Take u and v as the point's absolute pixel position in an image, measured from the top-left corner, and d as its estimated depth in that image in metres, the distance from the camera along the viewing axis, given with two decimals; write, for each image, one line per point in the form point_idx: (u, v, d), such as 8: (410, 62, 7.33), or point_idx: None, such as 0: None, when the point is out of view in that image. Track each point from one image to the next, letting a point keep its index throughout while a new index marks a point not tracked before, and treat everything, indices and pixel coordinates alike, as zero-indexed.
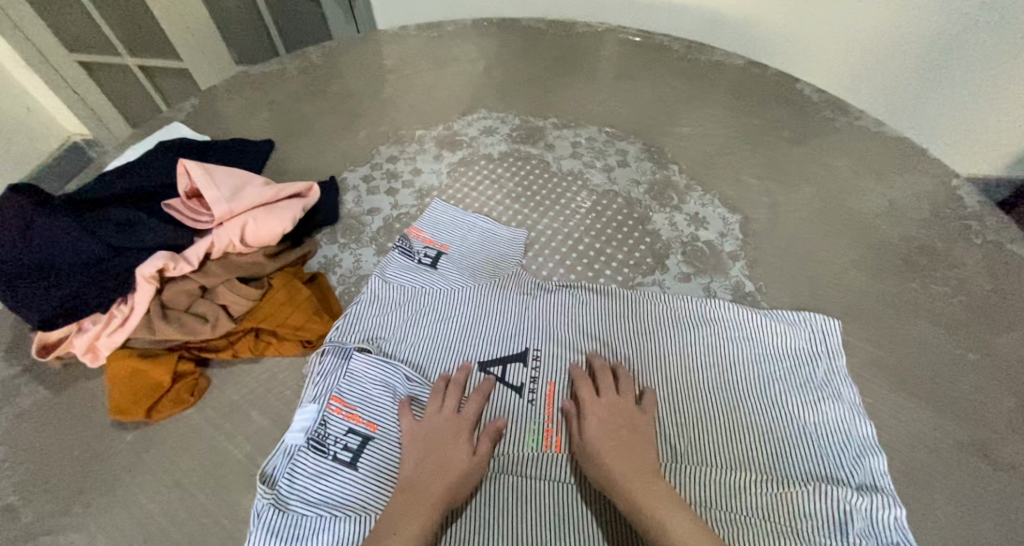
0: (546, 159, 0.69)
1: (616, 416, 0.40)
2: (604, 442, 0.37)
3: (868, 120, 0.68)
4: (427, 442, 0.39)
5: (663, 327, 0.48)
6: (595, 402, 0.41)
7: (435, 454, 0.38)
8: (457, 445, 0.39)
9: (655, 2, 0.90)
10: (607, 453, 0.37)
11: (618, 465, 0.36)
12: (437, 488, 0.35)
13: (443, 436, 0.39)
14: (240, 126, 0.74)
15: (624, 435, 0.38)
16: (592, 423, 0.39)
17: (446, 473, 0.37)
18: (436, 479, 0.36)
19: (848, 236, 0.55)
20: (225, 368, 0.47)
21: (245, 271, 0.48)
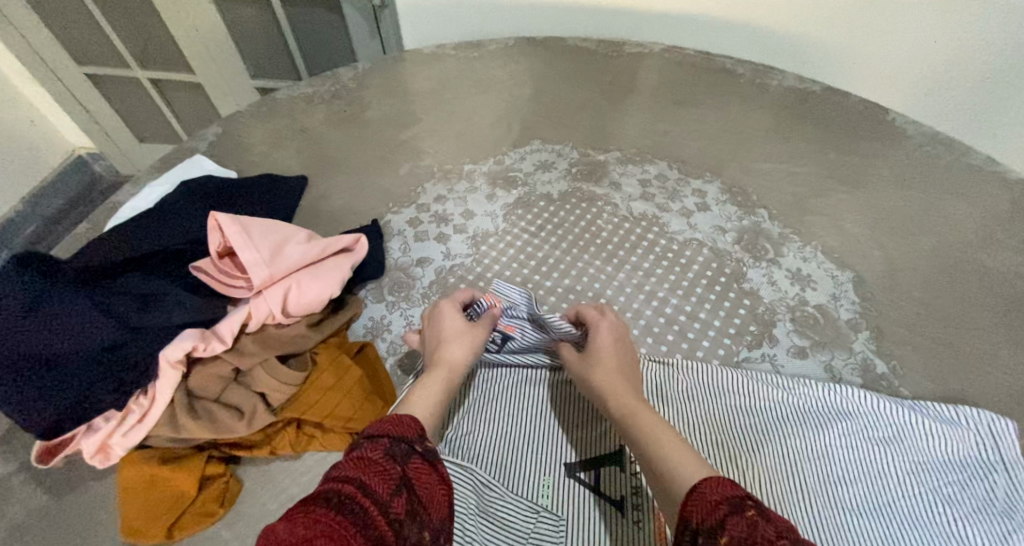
0: (613, 199, 0.61)
1: (622, 344, 0.40)
2: (611, 359, 0.39)
3: (981, 158, 0.60)
4: (435, 325, 0.41)
5: (787, 423, 0.40)
6: (605, 328, 0.41)
7: (446, 332, 0.40)
8: (454, 320, 0.41)
9: (713, 21, 0.83)
10: (612, 371, 0.37)
11: (614, 381, 0.37)
12: (455, 358, 0.38)
13: (450, 317, 0.41)
14: (268, 159, 0.66)
15: (626, 362, 0.39)
16: (602, 342, 0.39)
17: (462, 348, 0.39)
18: (455, 348, 0.39)
19: (989, 302, 0.47)
20: (261, 465, 0.39)
21: (286, 348, 0.41)
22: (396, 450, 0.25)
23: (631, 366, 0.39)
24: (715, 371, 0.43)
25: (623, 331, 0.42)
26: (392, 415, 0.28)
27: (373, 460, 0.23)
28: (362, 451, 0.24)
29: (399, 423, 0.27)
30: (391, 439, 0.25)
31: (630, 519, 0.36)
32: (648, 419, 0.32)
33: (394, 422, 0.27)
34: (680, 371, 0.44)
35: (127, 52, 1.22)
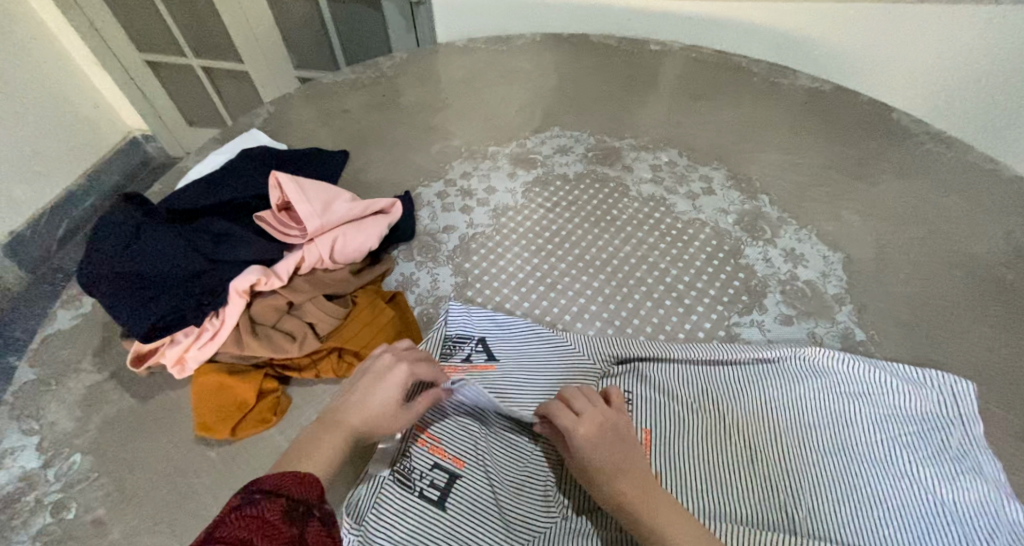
0: (624, 182, 0.66)
1: (614, 432, 0.34)
2: (599, 455, 0.32)
3: (979, 156, 0.63)
4: (365, 384, 0.36)
5: (766, 379, 0.44)
6: (585, 417, 0.34)
7: (368, 396, 0.36)
8: (385, 391, 0.36)
9: (728, 22, 0.87)
10: (609, 470, 0.32)
11: (614, 483, 0.31)
12: (353, 422, 0.35)
13: (380, 381, 0.36)
14: (314, 135, 0.74)
15: (621, 452, 0.33)
16: (584, 435, 0.33)
17: (367, 420, 0.35)
18: (356, 415, 0.35)
19: (969, 284, 0.50)
20: (305, 387, 0.46)
21: (331, 289, 0.48)
22: (292, 511, 0.25)
23: (632, 458, 0.33)
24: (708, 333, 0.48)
25: (611, 418, 0.35)
26: (292, 475, 0.28)
27: (267, 521, 0.23)
28: (257, 509, 0.24)
29: (301, 484, 0.27)
30: (289, 500, 0.25)
31: None
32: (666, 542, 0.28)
33: (293, 483, 0.27)
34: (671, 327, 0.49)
35: (185, 42, 1.33)
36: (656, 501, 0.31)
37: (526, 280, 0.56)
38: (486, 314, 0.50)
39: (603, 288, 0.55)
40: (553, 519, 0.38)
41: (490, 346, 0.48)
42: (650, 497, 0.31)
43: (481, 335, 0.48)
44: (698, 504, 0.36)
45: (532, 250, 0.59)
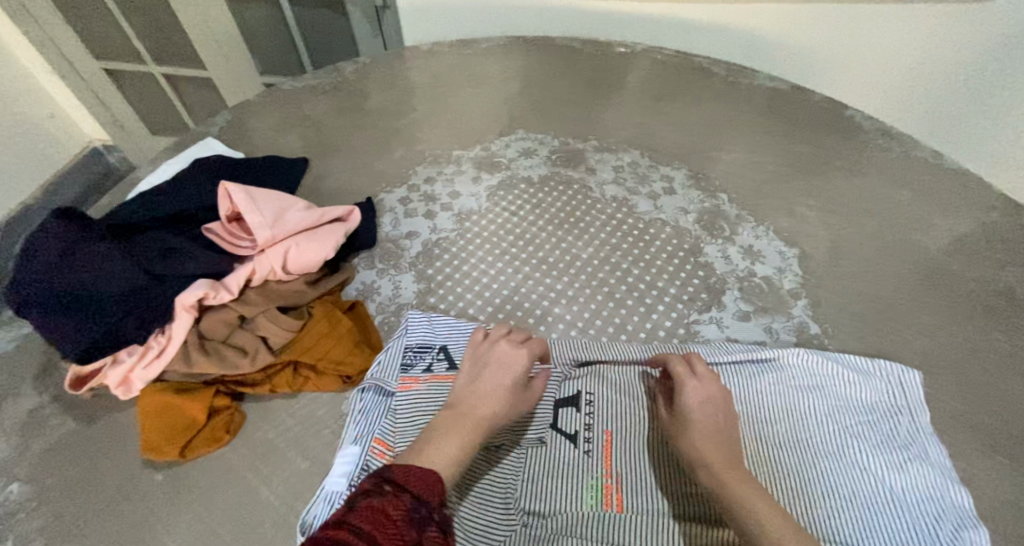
0: (588, 184, 0.67)
1: (714, 401, 0.37)
2: (697, 416, 0.36)
3: (927, 152, 0.65)
4: (478, 369, 0.39)
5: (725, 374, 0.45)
6: (695, 383, 0.38)
7: (486, 381, 0.37)
8: (497, 376, 0.38)
9: (690, 23, 0.89)
10: (699, 434, 0.34)
11: (700, 441, 0.34)
12: (486, 411, 0.35)
13: (503, 366, 0.39)
14: (274, 142, 0.72)
15: (716, 420, 0.36)
16: (690, 397, 0.37)
17: (499, 406, 0.35)
18: (490, 403, 0.35)
19: (916, 276, 0.52)
20: (261, 403, 0.45)
21: (285, 300, 0.46)
22: (415, 511, 0.22)
23: (723, 426, 0.35)
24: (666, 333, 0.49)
25: (718, 388, 0.38)
26: (422, 472, 0.25)
27: (394, 518, 0.20)
28: (380, 503, 0.21)
29: (429, 487, 0.24)
30: (414, 499, 0.22)
31: (581, 448, 0.42)
32: (738, 494, 0.29)
33: (421, 482, 0.24)
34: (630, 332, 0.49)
35: (144, 48, 1.29)
36: (739, 466, 0.32)
37: (491, 283, 0.55)
38: (449, 323, 0.49)
39: (567, 289, 0.55)
40: (513, 527, 0.37)
41: (452, 355, 0.46)
42: (736, 464, 0.32)
43: (443, 344, 0.47)
44: (649, 504, 0.38)
45: (496, 254, 0.58)
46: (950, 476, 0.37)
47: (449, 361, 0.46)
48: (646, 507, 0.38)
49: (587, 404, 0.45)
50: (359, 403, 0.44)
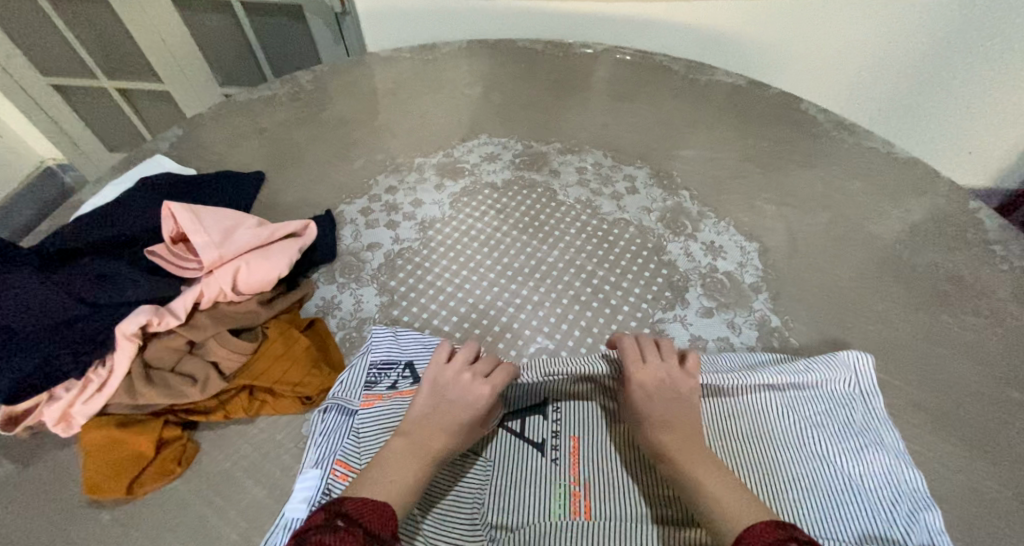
0: (552, 187, 0.67)
1: (659, 388, 0.38)
2: (648, 408, 0.37)
3: (878, 142, 0.67)
4: (439, 395, 0.38)
5: None
6: (642, 376, 0.38)
7: (443, 410, 0.37)
8: (462, 404, 0.38)
9: (649, 21, 0.89)
10: (655, 426, 0.36)
11: (660, 433, 0.35)
12: (438, 443, 0.35)
13: (462, 399, 0.38)
14: (228, 157, 0.70)
15: (669, 404, 0.37)
16: (636, 391, 0.38)
17: (451, 438, 0.36)
18: (442, 436, 0.35)
19: (871, 264, 0.53)
20: (215, 431, 0.43)
21: (237, 322, 0.45)
22: None
23: (673, 409, 0.36)
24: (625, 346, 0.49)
25: (664, 372, 0.39)
26: (375, 507, 0.28)
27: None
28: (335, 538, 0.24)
29: (379, 519, 0.28)
30: (366, 534, 0.26)
31: (548, 456, 0.42)
32: (695, 478, 0.31)
33: (370, 514, 0.28)
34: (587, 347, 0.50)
35: (94, 63, 1.23)
36: (699, 447, 0.33)
37: (454, 292, 0.54)
38: (414, 337, 0.48)
39: (532, 294, 0.54)
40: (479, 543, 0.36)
41: (418, 370, 0.46)
42: (693, 445, 0.34)
43: (409, 360, 0.46)
44: (615, 508, 0.38)
45: (460, 261, 0.57)
46: (905, 456, 0.37)
47: (415, 377, 0.45)
48: (611, 511, 0.38)
49: (554, 412, 0.45)
50: (320, 424, 0.43)
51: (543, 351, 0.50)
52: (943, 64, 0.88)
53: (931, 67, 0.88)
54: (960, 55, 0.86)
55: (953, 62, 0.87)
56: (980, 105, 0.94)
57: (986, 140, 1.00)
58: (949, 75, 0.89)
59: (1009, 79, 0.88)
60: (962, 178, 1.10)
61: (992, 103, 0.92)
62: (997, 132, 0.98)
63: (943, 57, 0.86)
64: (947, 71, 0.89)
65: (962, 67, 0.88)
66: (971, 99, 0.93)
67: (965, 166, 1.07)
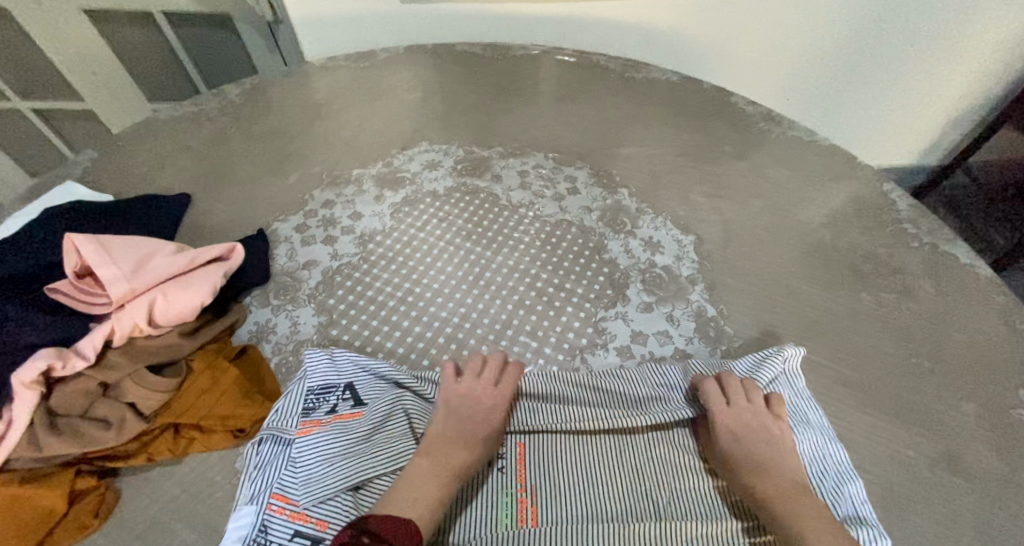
0: (494, 191, 0.66)
1: (753, 429, 0.38)
2: (738, 448, 0.37)
3: (801, 130, 0.71)
4: (452, 412, 0.41)
5: (620, 375, 0.46)
6: (735, 417, 0.39)
7: (462, 427, 0.40)
8: (480, 420, 0.40)
9: (586, 21, 0.91)
10: (748, 467, 0.36)
11: (756, 480, 0.35)
12: (458, 458, 0.37)
13: (479, 413, 0.41)
14: (150, 179, 0.66)
15: (760, 446, 0.37)
16: (729, 430, 0.38)
17: (470, 450, 0.38)
18: (463, 453, 0.38)
19: (797, 249, 0.56)
20: (139, 476, 0.40)
21: (156, 358, 0.42)
22: None
23: (767, 452, 0.36)
24: (567, 351, 0.49)
25: (754, 413, 0.39)
26: (400, 522, 0.30)
27: None
28: None
29: (405, 535, 0.29)
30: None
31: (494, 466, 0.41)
32: (796, 525, 0.31)
33: (398, 530, 0.30)
34: (529, 350, 0.50)
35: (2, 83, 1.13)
36: (799, 497, 0.33)
37: (396, 306, 0.53)
38: (353, 358, 0.46)
39: (477, 302, 0.54)
40: None
41: (358, 392, 0.44)
42: (788, 493, 0.34)
43: (349, 381, 0.45)
44: (562, 513, 0.38)
45: (401, 274, 0.56)
46: (826, 432, 0.40)
47: (356, 398, 0.44)
48: (558, 517, 0.37)
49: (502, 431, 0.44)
50: (254, 457, 0.41)
51: (489, 359, 0.49)
52: (858, 51, 0.94)
53: (847, 55, 0.95)
54: (870, 42, 0.93)
55: (865, 50, 0.94)
56: (890, 85, 1.02)
57: (892, 119, 1.11)
58: (862, 62, 0.97)
59: (910, 62, 0.97)
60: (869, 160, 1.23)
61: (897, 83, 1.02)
62: (905, 111, 1.08)
63: (856, 45, 0.93)
64: (861, 57, 0.96)
65: (873, 52, 0.95)
66: (881, 82, 1.01)
67: (873, 146, 1.19)
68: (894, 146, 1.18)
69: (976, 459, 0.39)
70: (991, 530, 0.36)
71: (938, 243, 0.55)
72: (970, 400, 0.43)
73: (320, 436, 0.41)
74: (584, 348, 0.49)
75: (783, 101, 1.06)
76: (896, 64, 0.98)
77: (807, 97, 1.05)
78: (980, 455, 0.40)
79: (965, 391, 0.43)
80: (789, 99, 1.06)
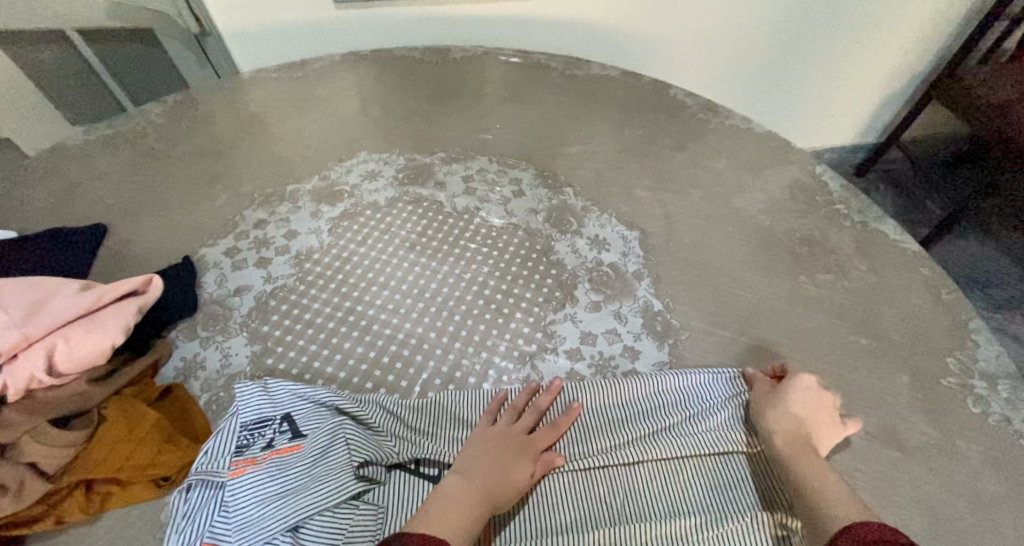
0: (438, 199, 0.64)
1: (808, 398, 0.40)
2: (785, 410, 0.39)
3: (737, 119, 0.72)
4: (500, 442, 0.39)
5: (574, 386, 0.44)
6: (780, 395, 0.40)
7: (510, 459, 0.38)
8: (527, 452, 0.39)
9: (526, 21, 0.90)
10: (784, 439, 0.38)
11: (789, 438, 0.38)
12: (497, 489, 0.35)
13: (526, 447, 0.39)
14: (59, 210, 0.61)
15: (795, 422, 0.38)
16: (769, 406, 0.39)
17: (509, 483, 0.36)
18: (500, 480, 0.36)
19: (738, 237, 0.57)
20: (46, 542, 0.36)
21: (61, 410, 0.38)
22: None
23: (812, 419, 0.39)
24: (517, 360, 0.48)
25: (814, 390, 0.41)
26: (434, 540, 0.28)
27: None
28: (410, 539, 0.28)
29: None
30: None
31: None
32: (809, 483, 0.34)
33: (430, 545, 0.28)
34: (479, 363, 0.48)
35: None
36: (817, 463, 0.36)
37: (338, 327, 0.51)
38: (290, 387, 0.43)
39: (424, 315, 0.52)
40: None
41: (297, 422, 0.41)
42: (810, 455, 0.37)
43: (286, 412, 0.42)
44: (518, 528, 0.36)
45: (342, 293, 0.54)
46: None
47: (294, 430, 0.41)
48: (514, 533, 0.36)
49: None
50: (181, 506, 0.37)
51: (437, 374, 0.47)
52: (788, 36, 0.98)
53: (777, 41, 0.98)
54: (797, 29, 0.96)
55: (793, 35, 0.98)
56: (819, 68, 1.06)
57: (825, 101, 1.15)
58: (793, 47, 1.00)
59: (835, 42, 1.01)
60: (808, 141, 1.27)
61: (826, 65, 1.06)
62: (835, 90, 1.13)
63: (784, 32, 0.96)
64: (790, 42, 0.99)
65: (801, 37, 0.98)
66: (811, 66, 1.06)
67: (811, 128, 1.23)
68: (829, 125, 1.23)
69: (913, 431, 0.41)
70: (927, 499, 0.36)
71: (869, 221, 0.57)
72: (905, 374, 0.44)
73: (252, 475, 0.37)
74: (534, 353, 0.48)
75: (724, 91, 1.08)
76: (823, 46, 1.01)
77: (744, 86, 1.08)
78: (916, 427, 0.41)
79: (900, 364, 0.45)
80: (729, 89, 1.08)
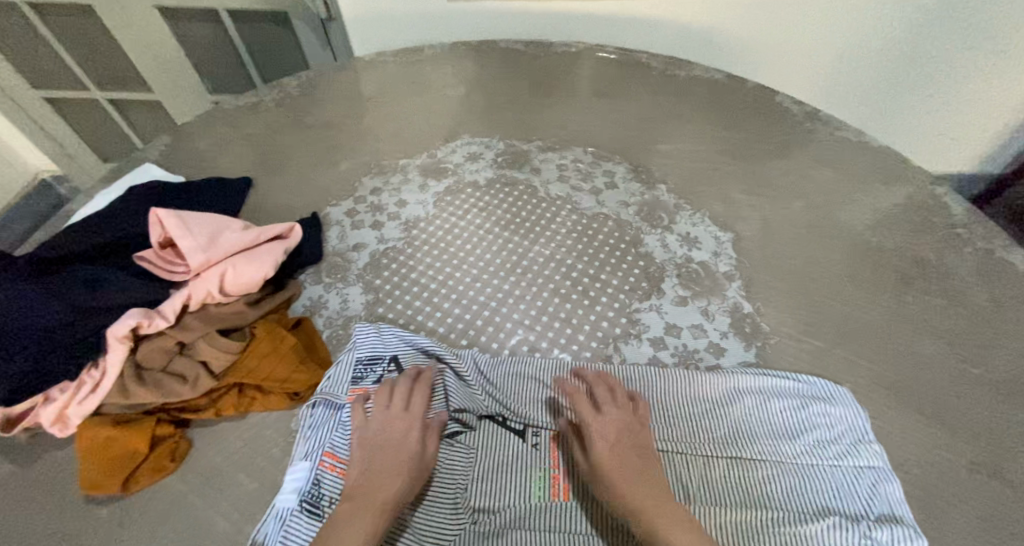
0: (533, 184, 0.68)
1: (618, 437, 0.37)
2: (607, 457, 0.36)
3: (848, 131, 0.69)
4: (378, 443, 0.38)
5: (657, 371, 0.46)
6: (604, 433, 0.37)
7: (383, 458, 0.37)
8: (409, 448, 0.38)
9: (629, 19, 0.91)
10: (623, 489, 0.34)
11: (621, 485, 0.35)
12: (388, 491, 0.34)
13: (402, 443, 0.38)
14: (215, 164, 0.71)
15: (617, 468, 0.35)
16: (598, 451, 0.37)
17: (394, 481, 0.35)
18: (388, 482, 0.35)
19: (839, 250, 0.55)
20: (207, 429, 0.45)
21: (226, 323, 0.46)
22: None
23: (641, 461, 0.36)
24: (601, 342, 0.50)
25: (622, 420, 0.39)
26: None
27: None
28: None
29: None
30: None
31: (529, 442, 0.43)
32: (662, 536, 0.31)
33: None
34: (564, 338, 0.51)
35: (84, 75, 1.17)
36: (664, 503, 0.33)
37: (438, 289, 0.56)
38: (399, 333, 0.49)
39: (514, 289, 0.56)
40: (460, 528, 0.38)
41: (403, 364, 0.47)
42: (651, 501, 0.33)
43: (394, 355, 0.47)
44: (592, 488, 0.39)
45: (443, 259, 0.59)
46: (865, 437, 0.40)
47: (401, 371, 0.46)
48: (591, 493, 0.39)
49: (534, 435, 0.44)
50: (308, 418, 0.44)
51: (523, 343, 0.51)
52: (914, 49, 0.90)
53: (902, 52, 0.91)
54: (926, 42, 0.89)
55: (921, 48, 0.90)
56: (946, 87, 0.97)
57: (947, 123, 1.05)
58: (918, 61, 0.93)
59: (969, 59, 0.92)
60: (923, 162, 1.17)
61: (955, 83, 0.97)
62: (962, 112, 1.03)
63: (911, 43, 0.89)
64: (917, 55, 0.91)
65: (929, 51, 0.91)
66: (937, 83, 0.97)
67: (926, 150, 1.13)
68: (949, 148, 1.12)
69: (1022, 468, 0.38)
70: None
71: (994, 248, 0.53)
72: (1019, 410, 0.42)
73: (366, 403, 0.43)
74: (618, 337, 0.51)
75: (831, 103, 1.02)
76: (954, 62, 0.93)
77: (855, 99, 1.01)
78: None
79: (1015, 400, 0.42)
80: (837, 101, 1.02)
